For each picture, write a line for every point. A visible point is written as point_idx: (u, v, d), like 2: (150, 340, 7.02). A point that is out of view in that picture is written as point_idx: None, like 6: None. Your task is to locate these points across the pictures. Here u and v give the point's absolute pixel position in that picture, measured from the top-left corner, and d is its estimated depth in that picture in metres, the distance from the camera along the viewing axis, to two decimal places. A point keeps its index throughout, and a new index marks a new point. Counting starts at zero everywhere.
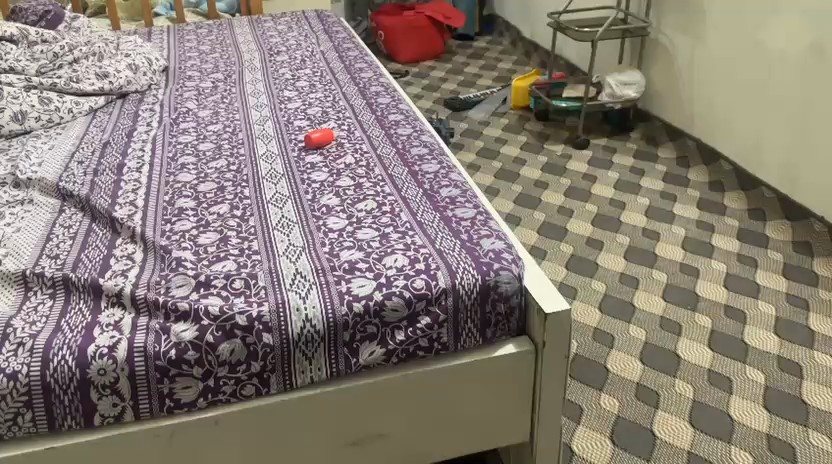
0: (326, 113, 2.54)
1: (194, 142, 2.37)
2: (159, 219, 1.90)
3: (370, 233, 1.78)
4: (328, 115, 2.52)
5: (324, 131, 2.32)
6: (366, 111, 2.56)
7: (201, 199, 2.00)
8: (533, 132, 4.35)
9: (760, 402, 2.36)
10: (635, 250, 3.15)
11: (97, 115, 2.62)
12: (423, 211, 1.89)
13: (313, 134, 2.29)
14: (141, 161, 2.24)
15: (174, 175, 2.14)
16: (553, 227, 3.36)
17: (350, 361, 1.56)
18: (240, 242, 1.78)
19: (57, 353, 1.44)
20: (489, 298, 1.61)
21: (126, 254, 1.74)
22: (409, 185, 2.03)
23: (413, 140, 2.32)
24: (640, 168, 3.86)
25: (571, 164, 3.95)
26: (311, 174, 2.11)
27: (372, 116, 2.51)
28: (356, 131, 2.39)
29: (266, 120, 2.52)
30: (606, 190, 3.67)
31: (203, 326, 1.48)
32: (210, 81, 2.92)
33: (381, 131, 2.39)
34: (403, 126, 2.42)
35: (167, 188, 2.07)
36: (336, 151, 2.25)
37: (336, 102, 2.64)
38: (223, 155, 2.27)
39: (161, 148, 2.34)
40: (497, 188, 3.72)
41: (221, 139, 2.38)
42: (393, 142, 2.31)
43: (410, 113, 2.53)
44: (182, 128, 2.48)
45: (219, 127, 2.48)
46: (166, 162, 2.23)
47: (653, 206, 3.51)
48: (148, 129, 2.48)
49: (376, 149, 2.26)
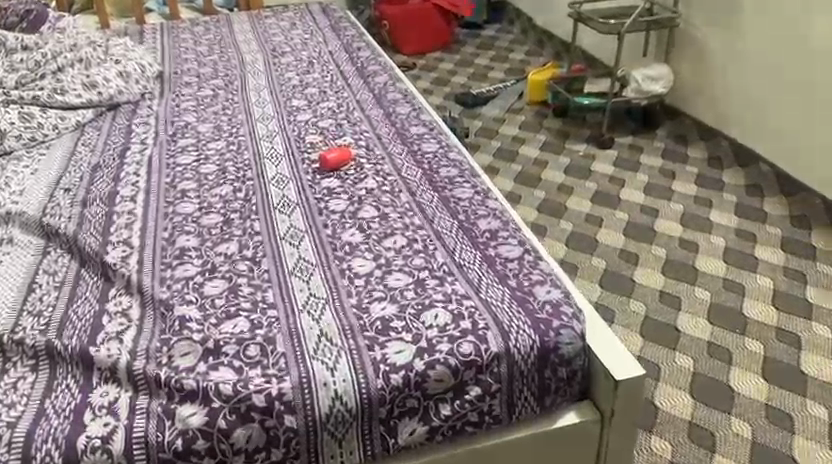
0: (340, 126, 2.29)
1: (194, 164, 2.12)
2: (158, 263, 1.66)
3: (404, 279, 1.54)
4: (343, 129, 2.27)
5: (340, 149, 2.07)
6: (385, 123, 2.31)
7: (205, 236, 1.76)
8: (552, 129, 4.09)
9: (827, 443, 2.15)
10: (673, 265, 2.91)
11: (85, 130, 2.37)
12: (461, 249, 1.64)
13: (328, 154, 2.05)
14: (135, 189, 1.99)
15: (174, 206, 1.90)
16: (582, 238, 3.12)
17: (387, 441, 1.33)
18: (252, 292, 1.54)
19: (40, 447, 1.22)
20: (549, 362, 1.38)
21: (121, 310, 1.51)
22: (441, 215, 1.79)
23: (440, 158, 2.07)
24: (670, 170, 3.62)
25: (596, 166, 3.70)
26: (329, 203, 1.87)
27: (391, 129, 2.26)
28: (376, 149, 2.14)
29: (274, 135, 2.27)
30: (636, 195, 3.43)
31: (213, 409, 1.25)
32: (209, 87, 2.66)
33: (404, 148, 2.14)
34: (428, 142, 2.17)
35: (166, 223, 1.83)
36: (355, 173, 2.00)
37: (350, 114, 2.38)
38: (228, 179, 2.02)
39: (158, 171, 2.09)
40: (519, 194, 3.48)
41: (225, 160, 2.13)
42: (418, 161, 2.06)
43: (434, 126, 2.28)
44: (181, 146, 2.23)
45: (222, 145, 2.23)
46: (164, 190, 1.99)
47: (688, 213, 3.27)
48: (142, 148, 2.23)
49: (400, 171, 2.01)
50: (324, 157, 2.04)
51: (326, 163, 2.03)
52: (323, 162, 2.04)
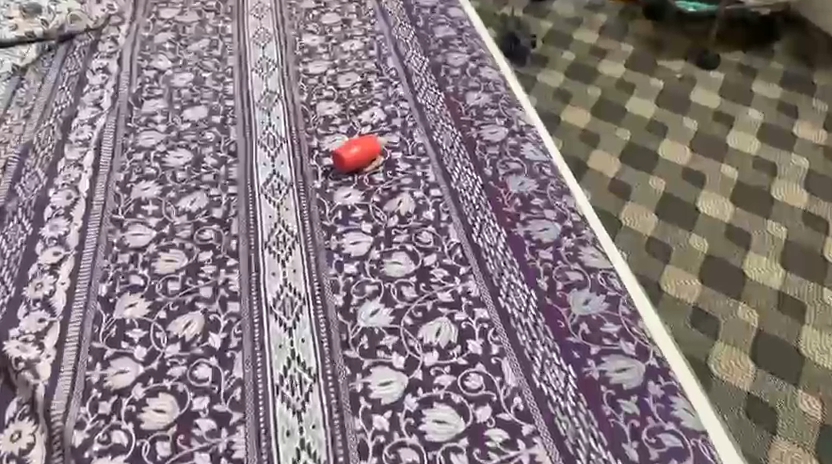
0: (367, 89, 1.63)
1: (161, 149, 1.51)
2: (85, 351, 1.12)
3: (450, 428, 0.97)
4: (370, 94, 1.62)
5: (365, 140, 1.42)
6: (430, 85, 1.64)
7: (158, 299, 1.19)
8: (641, 37, 3.26)
9: None
10: (797, 254, 2.29)
11: (26, 79, 1.75)
12: (542, 365, 1.03)
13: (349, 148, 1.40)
14: (72, 195, 1.40)
15: (122, 232, 1.32)
16: (677, 205, 2.48)
17: None
18: (212, 432, 1.00)
19: None
20: None
21: (17, 456, 0.99)
22: (510, 288, 1.16)
23: (508, 158, 1.42)
24: (793, 104, 2.83)
25: (697, 94, 2.93)
26: (344, 244, 1.26)
27: (439, 97, 1.60)
28: (416, 136, 1.49)
29: (275, 99, 1.62)
30: (749, 140, 2.70)
31: None
32: (194, 8, 1.96)
33: (457, 135, 1.49)
34: (491, 124, 1.51)
35: (108, 266, 1.26)
36: (383, 183, 1.38)
37: (382, 65, 1.70)
38: (203, 183, 1.41)
39: (110, 160, 1.49)
40: (597, 134, 2.78)
41: (202, 144, 1.51)
42: (477, 162, 1.42)
43: (499, 93, 1.60)
44: (147, 114, 1.61)
45: (201, 113, 1.60)
46: (112, 199, 1.40)
47: (818, 171, 2.55)
48: (94, 115, 1.61)
49: (449, 180, 1.38)
50: (342, 151, 1.39)
51: (345, 161, 1.39)
52: (341, 157, 1.39)
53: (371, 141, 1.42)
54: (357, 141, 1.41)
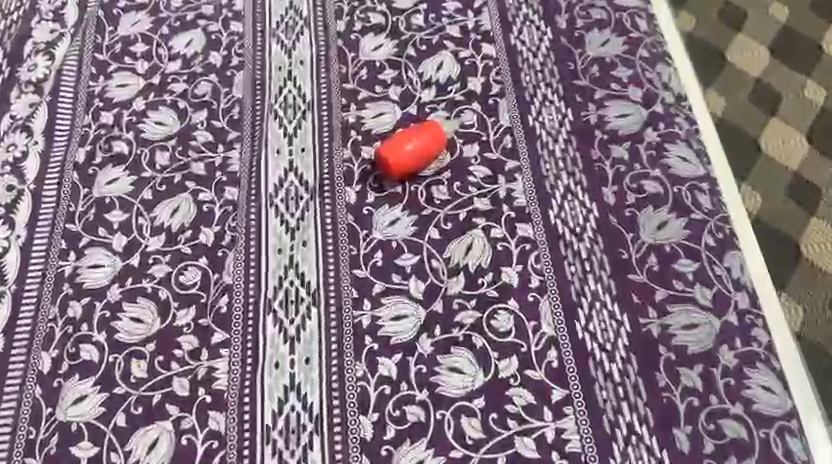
0: (435, 16, 1.10)
1: (138, 109, 1.07)
2: None
3: None
4: (439, 25, 1.09)
5: (425, 127, 0.96)
6: (531, 12, 1.09)
7: (115, 391, 0.84)
8: None
9: None
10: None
11: None
12: None
13: (401, 142, 0.95)
14: (15, 183, 1.01)
15: (76, 257, 0.94)
16: None
17: None
18: None
19: None
20: None
21: None
22: (629, 444, 0.76)
23: (640, 171, 0.93)
24: None
25: None
26: (380, 317, 0.85)
27: (544, 37, 1.06)
28: (502, 113, 1.00)
29: (301, 27, 1.11)
30: None
31: None
32: None
33: (564, 118, 0.99)
34: (620, 99, 0.99)
35: (55, 319, 0.90)
36: (447, 205, 0.93)
37: None
38: (191, 181, 0.99)
39: (68, 123, 1.06)
40: None
41: (194, 105, 1.06)
42: (593, 174, 0.93)
43: (637, 36, 1.05)
44: (124, 40, 1.14)
45: (196, 45, 1.12)
46: (67, 196, 1.00)
47: None
48: (54, 37, 1.15)
49: (546, 210, 0.91)
50: (392, 148, 0.94)
51: (398, 164, 0.94)
52: (388, 157, 0.94)
53: (434, 129, 0.96)
54: (413, 130, 0.96)
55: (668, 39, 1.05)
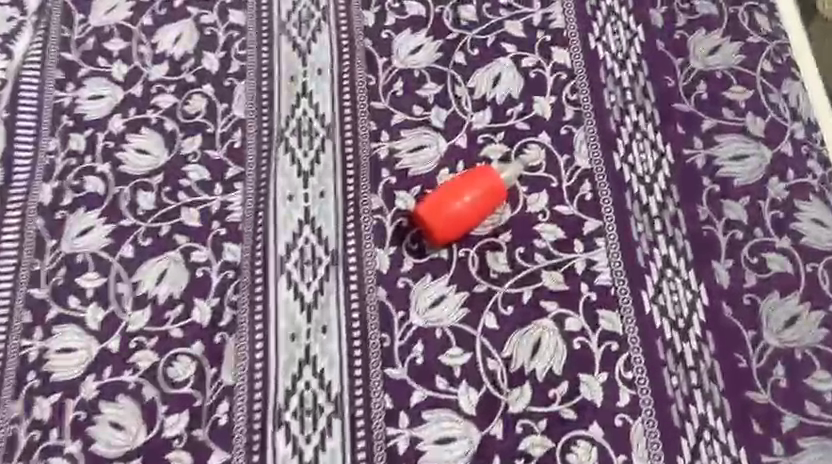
0: (491, 6, 0.85)
1: (115, 130, 0.85)
2: None
3: None
4: (495, 20, 0.84)
5: (477, 176, 0.74)
6: (616, 3, 0.84)
7: None
8: None
9: None
10: None
11: None
12: None
13: (451, 200, 0.73)
14: None
15: (42, 335, 0.76)
16: None
17: None
18: None
19: None
20: None
21: None
22: None
23: (761, 239, 0.71)
24: None
25: None
26: (421, 439, 0.67)
27: (634, 40, 0.81)
28: (578, 149, 0.77)
29: (318, 21, 0.88)
30: None
31: None
32: None
33: (662, 157, 0.76)
34: (735, 132, 0.76)
35: (19, 420, 0.72)
36: (508, 280, 0.72)
37: None
38: (181, 233, 0.79)
39: (30, 147, 0.85)
40: None
41: (185, 127, 0.84)
42: (700, 243, 0.72)
43: (757, 40, 0.80)
44: (98, 32, 0.91)
45: (186, 41, 0.89)
46: (31, 249, 0.80)
47: None
48: (10, 26, 0.91)
49: (639, 293, 0.70)
50: (439, 209, 0.73)
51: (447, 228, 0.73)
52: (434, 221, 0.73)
53: (489, 179, 0.74)
54: (463, 181, 0.74)
55: (785, 23, 0.82)
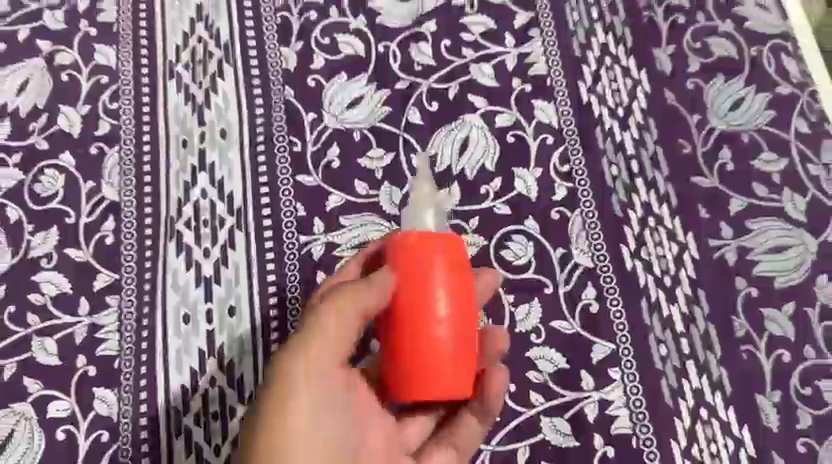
0: (451, 43, 0.65)
1: None
2: None
3: None
4: (458, 62, 0.64)
5: (412, 268, 0.45)
6: (610, 39, 0.65)
7: None
8: None
9: None
10: None
11: None
12: None
13: (418, 331, 0.45)
14: None
15: None
16: None
17: None
18: None
19: None
20: None
21: None
22: None
23: (812, 361, 0.56)
24: None
25: None
26: None
27: (636, 90, 0.63)
28: (577, 239, 0.59)
29: (218, 60, 0.66)
30: None
31: None
32: None
33: (684, 251, 0.58)
34: (771, 216, 0.60)
35: None
36: (496, 433, 0.54)
37: None
38: (31, 375, 0.56)
39: None
40: None
41: (35, 215, 0.61)
42: (739, 371, 0.55)
43: (787, 91, 0.64)
44: None
45: (36, 92, 0.66)
46: None
47: None
48: None
49: (668, 443, 0.53)
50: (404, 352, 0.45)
51: (449, 385, 0.45)
52: (412, 384, 0.45)
53: (436, 265, 0.45)
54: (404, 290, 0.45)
55: (815, 74, 0.65)
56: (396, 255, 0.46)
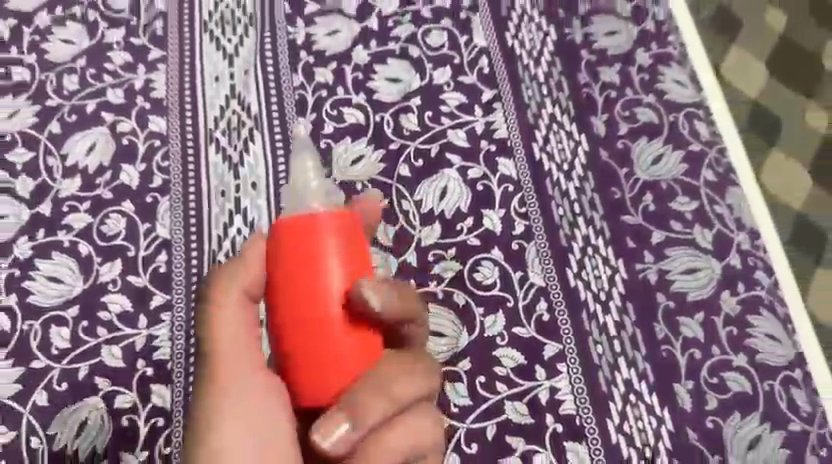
0: (432, 114, 0.83)
1: (21, 256, 0.77)
2: None
3: None
4: (438, 129, 0.82)
5: (300, 246, 0.50)
6: (557, 109, 0.83)
7: None
8: None
9: None
10: None
11: None
12: None
13: (309, 311, 0.50)
14: None
15: None
16: None
17: None
18: None
19: None
20: None
21: None
22: None
23: (716, 357, 0.72)
24: None
25: None
26: None
27: (578, 149, 0.81)
28: (532, 265, 0.75)
29: (248, 128, 0.83)
30: None
31: None
32: None
33: (616, 273, 0.75)
34: (685, 246, 0.76)
35: None
36: (468, 413, 0.68)
37: (462, 38, 0.87)
38: (102, 375, 0.71)
39: None
40: None
41: (103, 250, 0.77)
42: (660, 366, 0.71)
43: (697, 149, 0.81)
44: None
45: (101, 153, 0.82)
46: None
47: None
48: None
49: (604, 421, 0.68)
50: (296, 330, 0.50)
51: (343, 369, 0.50)
52: (307, 367, 0.50)
53: (329, 246, 0.50)
54: (296, 266, 0.50)
55: (725, 139, 0.82)
56: (282, 236, 0.51)
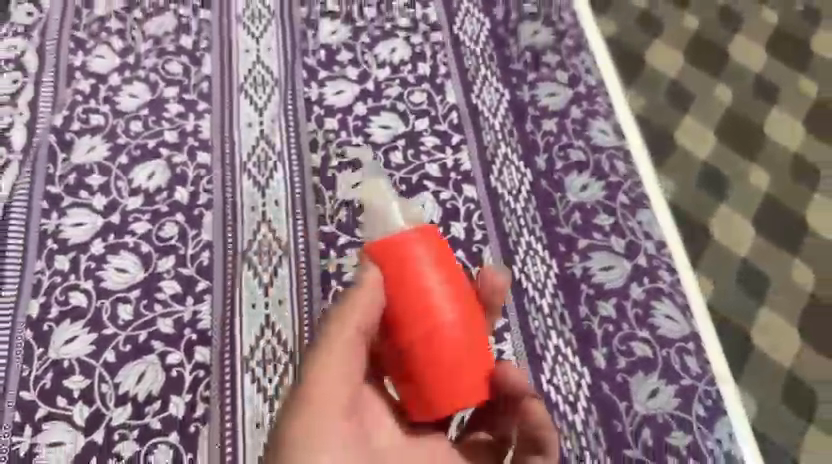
0: (414, 151, 1.08)
1: (97, 253, 1.00)
2: None
3: None
4: (418, 163, 1.07)
5: (397, 257, 0.65)
6: (509, 150, 1.09)
7: None
8: None
9: None
10: None
11: None
12: None
13: (422, 309, 0.64)
14: None
15: (32, 431, 0.88)
16: None
17: None
18: None
19: None
20: None
21: None
22: None
23: (625, 331, 0.94)
24: None
25: None
26: None
27: (524, 179, 1.06)
28: (487, 262, 0.98)
29: (272, 161, 1.09)
30: None
31: None
32: None
33: (551, 268, 0.98)
34: (604, 250, 1.00)
35: None
36: None
37: (437, 97, 1.14)
38: (157, 339, 0.94)
39: (20, 269, 0.98)
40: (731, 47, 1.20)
41: (160, 249, 1.01)
42: (582, 336, 0.94)
43: (616, 180, 1.06)
44: (79, 169, 1.07)
45: (159, 178, 1.07)
46: (20, 357, 0.92)
47: None
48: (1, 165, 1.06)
49: (538, 375, 0.91)
50: (416, 335, 0.64)
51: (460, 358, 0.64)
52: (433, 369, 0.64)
53: (421, 255, 0.65)
54: (395, 276, 0.65)
55: (640, 173, 1.07)
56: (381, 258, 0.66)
